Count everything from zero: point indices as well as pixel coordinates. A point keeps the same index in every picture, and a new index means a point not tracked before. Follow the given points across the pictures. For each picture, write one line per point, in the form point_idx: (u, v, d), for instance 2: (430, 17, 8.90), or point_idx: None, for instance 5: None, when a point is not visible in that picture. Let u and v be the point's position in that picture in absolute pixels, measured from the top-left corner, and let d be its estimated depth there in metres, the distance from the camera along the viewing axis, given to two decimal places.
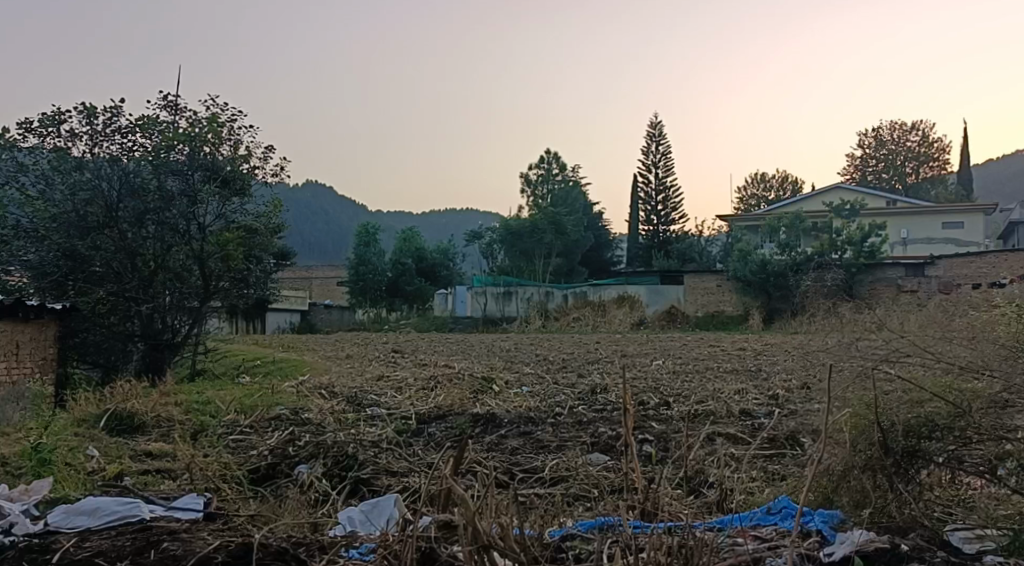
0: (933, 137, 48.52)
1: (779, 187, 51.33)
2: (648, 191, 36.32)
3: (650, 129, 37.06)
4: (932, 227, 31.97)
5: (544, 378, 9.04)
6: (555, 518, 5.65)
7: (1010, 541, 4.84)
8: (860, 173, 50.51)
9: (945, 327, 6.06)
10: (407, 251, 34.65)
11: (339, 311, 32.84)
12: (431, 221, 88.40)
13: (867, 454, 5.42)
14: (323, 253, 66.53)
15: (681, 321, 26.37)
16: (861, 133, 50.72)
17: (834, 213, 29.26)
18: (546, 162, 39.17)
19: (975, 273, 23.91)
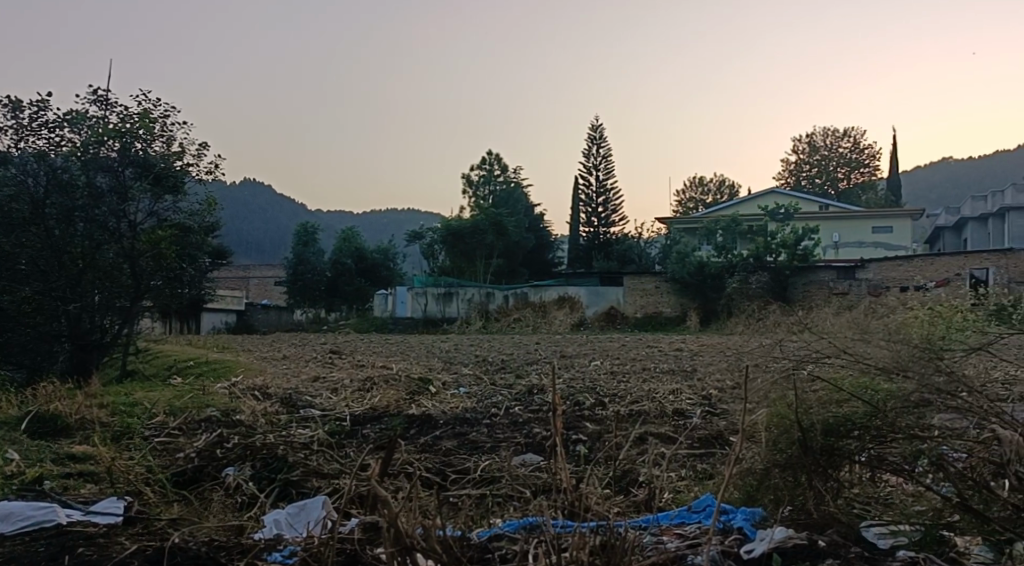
0: (863, 144, 50.07)
1: (717, 191, 52.30)
2: (589, 193, 36.74)
3: (591, 132, 37.39)
4: (863, 231, 32.66)
5: (482, 379, 9.07)
6: (484, 519, 5.70)
7: (921, 536, 5.11)
8: (795, 177, 51.68)
9: (865, 329, 6.24)
10: (347, 251, 34.41)
11: (276, 312, 32.49)
12: (374, 220, 88.11)
13: (788, 453, 5.58)
14: (260, 252, 66.19)
15: (620, 321, 26.60)
16: (795, 139, 51.91)
17: (770, 216, 29.83)
18: (489, 162, 39.41)
19: (903, 277, 24.70)
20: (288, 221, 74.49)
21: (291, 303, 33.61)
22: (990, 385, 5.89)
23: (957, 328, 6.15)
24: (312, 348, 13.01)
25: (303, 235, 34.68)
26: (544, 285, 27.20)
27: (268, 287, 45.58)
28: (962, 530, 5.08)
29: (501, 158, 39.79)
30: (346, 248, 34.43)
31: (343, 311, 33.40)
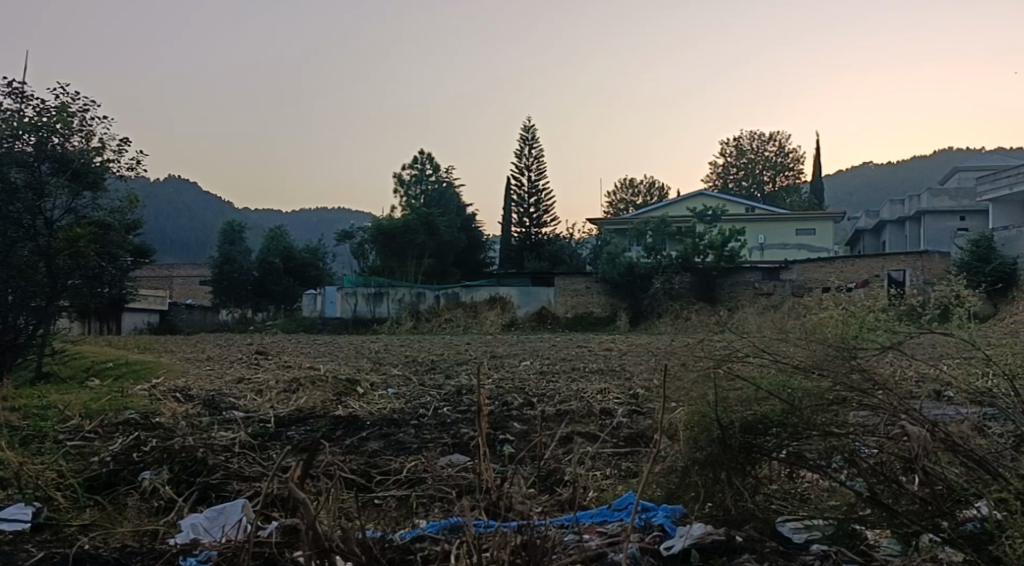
0: (788, 148, 51.40)
1: (647, 193, 53.03)
2: (520, 194, 36.79)
3: (523, 132, 37.55)
4: (787, 233, 33.43)
5: (410, 380, 9.01)
6: (408, 520, 5.66)
7: (834, 530, 5.23)
8: (723, 180, 52.63)
9: (783, 330, 6.38)
10: (274, 250, 33.89)
11: (201, 312, 31.81)
12: (305, 219, 87.04)
13: (707, 451, 5.68)
14: (184, 251, 64.72)
15: (551, 322, 26.71)
16: (723, 143, 52.97)
17: (698, 217, 30.34)
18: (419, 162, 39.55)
19: (824, 277, 25.48)
20: (215, 220, 73.02)
21: (218, 303, 32.94)
22: (901, 384, 6.11)
23: (869, 327, 6.33)
24: (232, 348, 12.84)
25: (231, 233, 34.02)
26: (476, 285, 27.13)
27: (192, 286, 44.60)
28: (874, 524, 5.24)
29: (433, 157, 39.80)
30: (275, 247, 33.93)
31: (271, 312, 32.82)
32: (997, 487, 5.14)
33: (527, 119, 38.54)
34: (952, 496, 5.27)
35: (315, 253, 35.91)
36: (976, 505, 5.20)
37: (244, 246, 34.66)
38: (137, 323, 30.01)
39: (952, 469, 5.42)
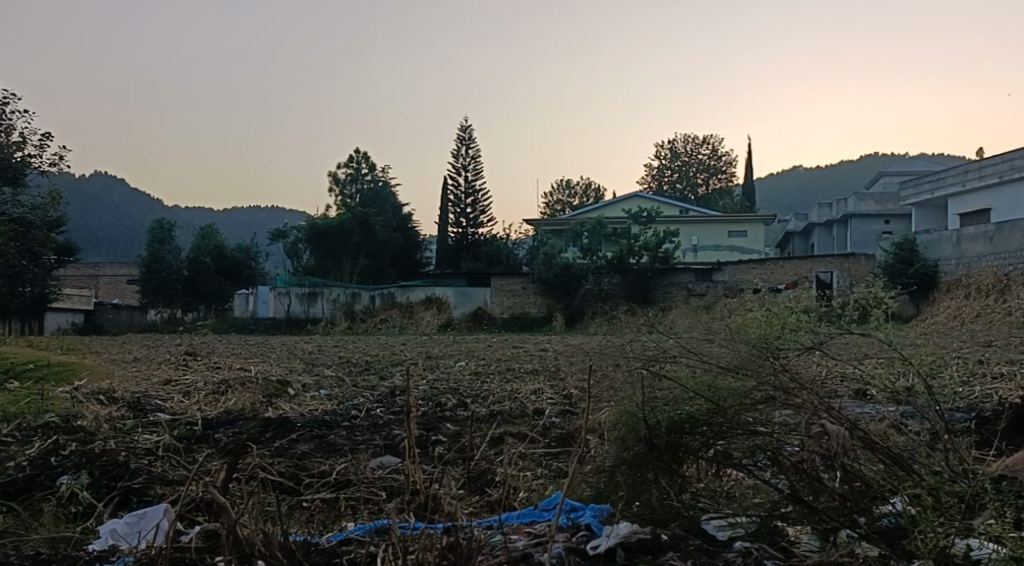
0: (721, 151, 52.45)
1: (583, 194, 53.57)
2: (457, 193, 36.97)
3: (460, 132, 37.49)
4: (720, 235, 34.03)
5: (344, 381, 8.92)
6: (335, 523, 5.58)
7: (756, 527, 5.31)
8: (658, 182, 53.34)
9: (710, 332, 6.51)
10: (206, 249, 33.27)
11: (129, 312, 31.03)
12: (239, 217, 85.79)
13: (634, 450, 5.75)
14: (111, 249, 63.19)
15: (487, 322, 26.68)
16: (658, 145, 53.77)
17: (634, 218, 30.45)
18: (357, 161, 39.86)
19: (756, 278, 26.02)
20: (144, 217, 71.34)
21: (146, 302, 32.15)
22: (823, 383, 6.27)
23: (791, 327, 6.49)
24: (157, 349, 12.66)
25: (161, 232, 33.28)
26: (411, 285, 26.92)
27: (119, 286, 43.59)
28: (794, 520, 5.35)
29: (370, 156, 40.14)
30: (206, 245, 33.32)
31: (201, 311, 32.27)
32: (911, 485, 5.35)
33: (465, 119, 38.55)
34: (870, 492, 5.42)
35: (248, 253, 35.31)
36: (892, 501, 5.37)
37: (174, 244, 33.91)
38: (61, 323, 29.14)
39: (871, 465, 5.59)
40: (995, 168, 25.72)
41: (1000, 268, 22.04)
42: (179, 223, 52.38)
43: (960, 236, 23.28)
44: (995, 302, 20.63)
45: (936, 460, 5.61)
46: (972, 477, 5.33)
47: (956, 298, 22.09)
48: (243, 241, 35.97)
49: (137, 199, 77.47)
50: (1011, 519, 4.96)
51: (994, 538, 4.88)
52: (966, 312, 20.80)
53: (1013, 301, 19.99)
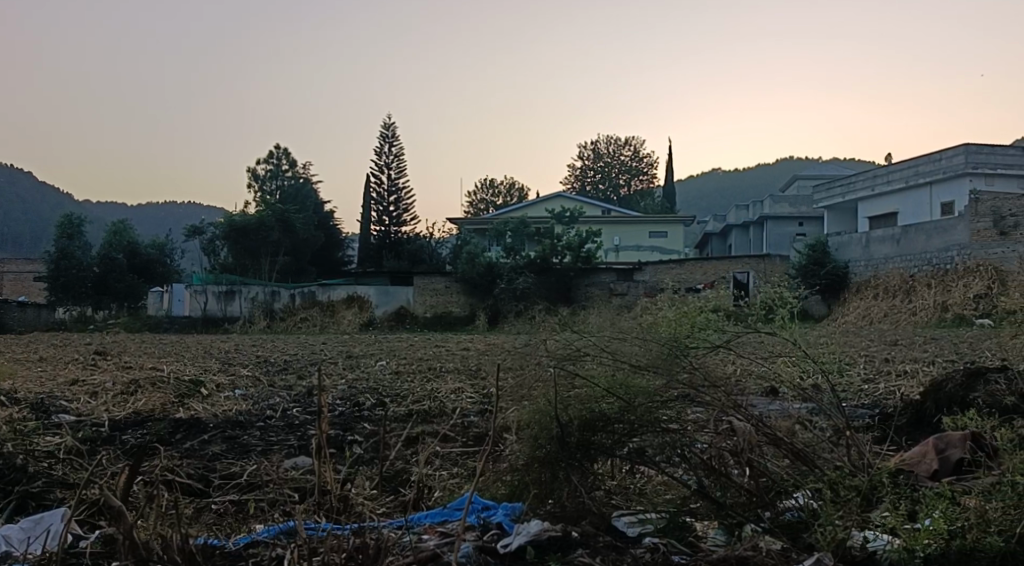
0: (642, 153, 53.35)
1: (507, 194, 53.85)
2: (381, 192, 36.63)
3: (383, 129, 37.24)
4: (641, 235, 34.52)
5: (260, 381, 8.76)
6: (242, 526, 5.46)
7: (665, 523, 5.39)
8: (581, 182, 53.94)
9: (623, 330, 6.60)
10: (118, 245, 32.35)
11: (37, 310, 29.93)
12: (154, 211, 83.58)
13: (546, 449, 5.77)
14: (14, 245, 60.94)
15: (409, 321, 26.54)
16: (581, 146, 54.37)
17: (557, 219, 30.79)
18: (277, 158, 39.47)
19: (675, 278, 26.59)
20: (52, 212, 68.84)
21: (54, 300, 31.03)
22: (733, 381, 6.40)
23: (701, 327, 6.61)
24: (59, 348, 12.29)
25: (72, 227, 32.14)
26: (332, 284, 26.58)
27: (25, 283, 41.97)
28: (703, 516, 5.44)
29: (289, 152, 39.96)
30: (119, 241, 32.43)
31: (113, 309, 31.52)
32: (814, 479, 5.53)
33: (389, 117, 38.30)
34: (775, 488, 5.55)
35: (163, 249, 34.41)
36: (795, 495, 5.50)
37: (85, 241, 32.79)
38: None
39: (777, 461, 5.74)
40: (902, 173, 26.65)
41: (905, 270, 22.68)
42: (89, 218, 50.73)
43: (869, 238, 23.96)
44: (901, 302, 21.55)
45: (838, 455, 5.81)
46: (871, 471, 5.53)
47: (865, 298, 22.93)
48: (157, 237, 35.09)
49: (44, 192, 74.70)
50: (906, 511, 5.15)
51: (889, 529, 5.07)
52: (874, 312, 21.65)
53: (919, 301, 20.89)
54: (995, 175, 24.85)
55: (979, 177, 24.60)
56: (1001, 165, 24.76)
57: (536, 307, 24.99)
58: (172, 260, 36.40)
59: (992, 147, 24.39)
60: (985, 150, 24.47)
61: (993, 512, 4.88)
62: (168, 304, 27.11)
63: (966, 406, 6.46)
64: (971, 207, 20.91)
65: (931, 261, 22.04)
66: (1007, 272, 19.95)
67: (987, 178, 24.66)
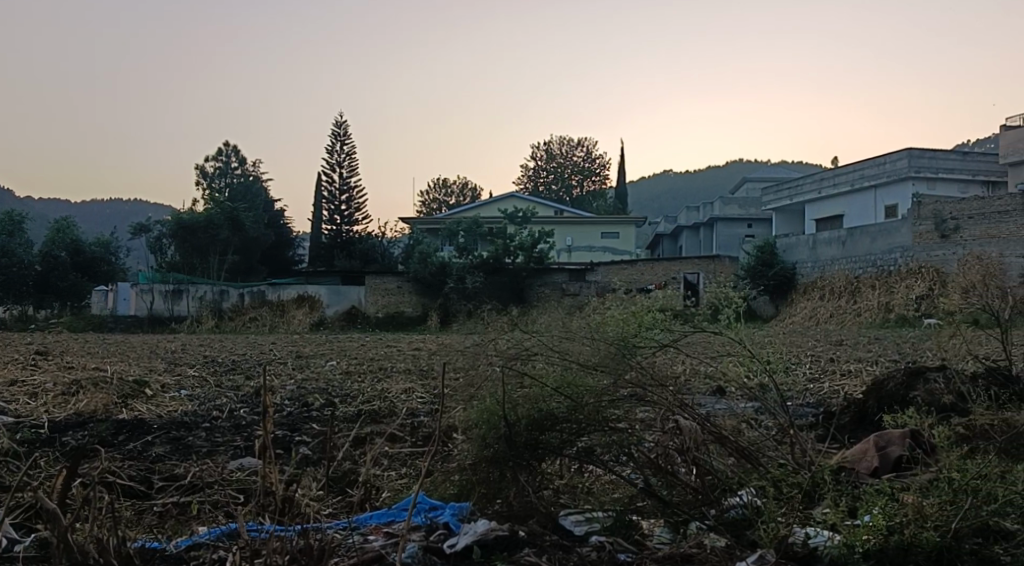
0: (595, 154, 53.70)
1: (460, 193, 53.79)
2: (332, 191, 36.29)
3: (335, 128, 36.93)
4: (594, 236, 34.70)
5: (207, 381, 8.63)
6: (185, 528, 5.36)
7: (611, 522, 5.40)
8: (533, 183, 54.10)
9: (571, 330, 6.64)
10: (61, 243, 31.56)
11: None
12: (99, 208, 81.85)
13: (494, 448, 5.77)
14: None
15: (360, 321, 26.24)
16: (534, 146, 54.52)
17: (510, 219, 30.82)
18: (225, 155, 39.24)
19: (628, 278, 26.93)
20: None
21: None
22: (680, 380, 6.47)
23: (647, 327, 6.67)
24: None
25: (13, 223, 31.27)
26: (282, 283, 26.21)
27: None
28: (649, 514, 5.46)
29: (239, 149, 39.55)
30: (62, 239, 31.72)
31: (55, 308, 30.79)
32: (757, 477, 5.60)
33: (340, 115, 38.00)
34: (720, 485, 5.59)
35: (107, 247, 33.72)
36: (739, 493, 5.56)
37: (26, 238, 31.91)
38: None
39: (722, 459, 5.79)
40: (848, 176, 27.18)
41: (850, 271, 23.10)
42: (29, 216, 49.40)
43: (816, 240, 24.43)
44: (847, 303, 22.02)
45: (782, 452, 5.90)
46: (814, 468, 5.61)
47: (812, 299, 23.36)
48: (102, 235, 34.37)
49: None
50: (846, 507, 5.23)
51: (829, 525, 5.14)
52: (821, 312, 22.17)
53: (864, 302, 21.48)
54: (936, 179, 25.47)
55: (922, 181, 25.19)
56: (943, 170, 25.39)
57: (487, 307, 24.94)
58: (118, 258, 35.70)
59: (933, 151, 25.03)
60: (927, 154, 25.11)
61: (930, 508, 4.97)
62: (113, 304, 26.58)
63: (906, 404, 6.61)
64: (913, 210, 21.34)
65: (875, 263, 22.49)
66: (948, 274, 20.46)
67: (929, 183, 25.25)
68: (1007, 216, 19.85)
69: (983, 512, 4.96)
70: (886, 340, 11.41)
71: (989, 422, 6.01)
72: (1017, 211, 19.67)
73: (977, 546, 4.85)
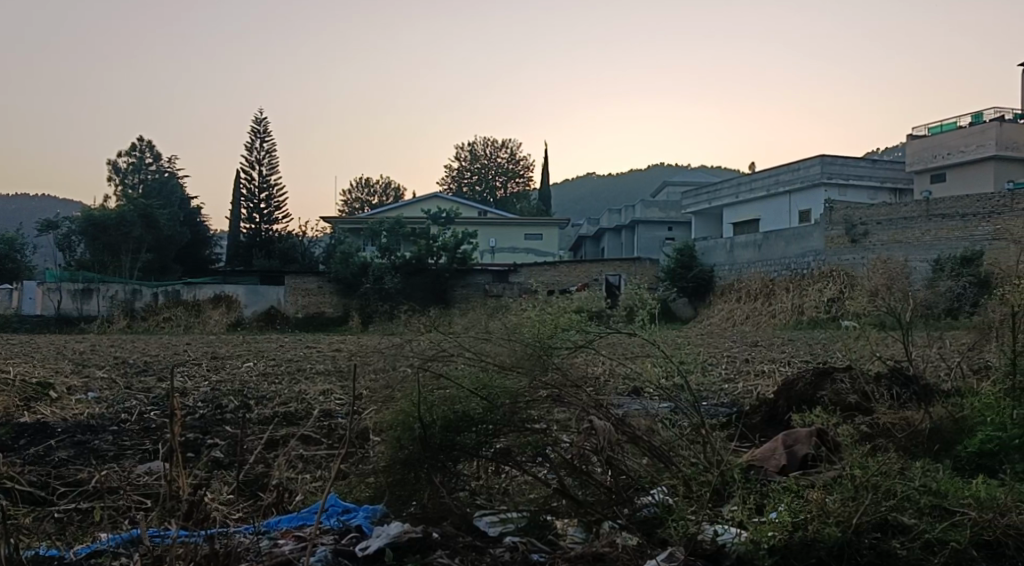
0: (519, 155, 53.94)
1: (383, 193, 53.41)
2: (251, 188, 35.65)
3: (254, 124, 36.23)
4: (517, 237, 34.86)
5: (115, 383, 8.39)
6: (87, 535, 5.17)
7: (526, 522, 5.41)
8: (457, 183, 54.04)
9: (489, 330, 6.66)
10: None
11: None
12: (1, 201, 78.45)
13: (409, 450, 5.74)
14: None
15: (280, 322, 25.85)
16: (458, 147, 54.44)
17: (433, 220, 30.74)
18: (140, 151, 38.13)
19: (550, 280, 27.12)
20: None
21: None
22: (594, 380, 6.56)
23: (563, 328, 6.73)
24: None
25: None
26: (198, 282, 25.61)
27: None
28: (563, 514, 5.46)
29: (155, 145, 38.50)
30: None
31: None
32: (669, 476, 5.67)
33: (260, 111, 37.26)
34: (634, 484, 5.62)
35: (14, 244, 32.44)
36: (652, 491, 5.61)
37: None
38: None
39: (637, 459, 5.85)
40: (764, 181, 27.91)
41: (766, 273, 23.73)
42: None
43: (733, 243, 25.02)
44: (763, 305, 22.63)
45: (694, 451, 5.99)
46: (723, 466, 5.74)
47: (730, 301, 23.94)
48: (7, 233, 32.98)
49: None
50: (753, 505, 5.36)
51: (737, 522, 5.23)
52: (737, 314, 22.76)
53: (778, 304, 22.11)
54: (847, 185, 26.25)
55: (834, 187, 25.96)
56: (853, 177, 26.21)
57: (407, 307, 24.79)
58: (25, 255, 34.35)
59: (844, 159, 25.81)
60: (838, 161, 25.89)
61: (833, 504, 5.11)
62: (17, 302, 25.52)
63: (814, 404, 6.82)
64: (826, 216, 22.06)
65: (789, 267, 23.12)
66: (856, 277, 21.12)
67: (841, 189, 26.02)
68: (912, 221, 20.45)
69: (882, 507, 5.12)
70: (788, 342, 11.72)
71: (890, 421, 6.30)
72: (920, 217, 20.29)
73: (876, 540, 4.98)
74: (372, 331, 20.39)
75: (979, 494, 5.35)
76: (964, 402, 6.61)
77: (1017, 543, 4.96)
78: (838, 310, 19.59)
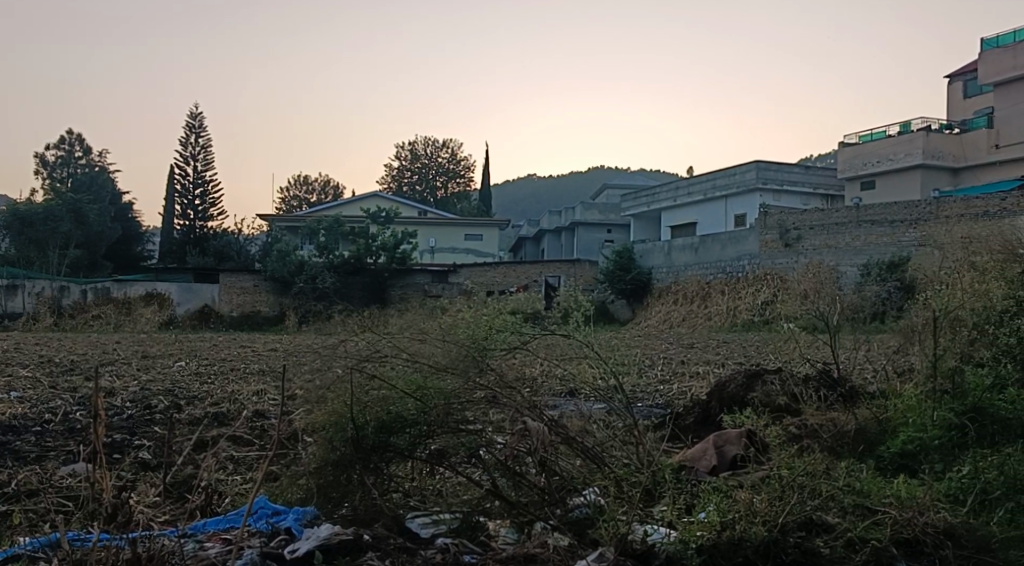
0: (459, 155, 53.77)
1: (322, 191, 52.78)
2: (185, 184, 34.94)
3: (189, 119, 35.48)
4: (456, 237, 34.77)
5: (39, 383, 8.12)
6: (5, 538, 5.00)
7: (458, 523, 5.41)
8: (398, 183, 53.68)
9: (424, 330, 6.62)
10: None
11: None
12: None
13: (341, 451, 5.69)
14: None
15: (213, 320, 25.39)
16: (399, 146, 54.07)
17: (372, 219, 30.50)
18: (69, 143, 37.03)
19: (490, 280, 27.15)
20: None
21: None
22: (529, 381, 6.59)
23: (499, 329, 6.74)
24: None
25: None
26: (128, 280, 25.01)
27: None
28: (496, 515, 5.45)
29: (84, 138, 37.46)
30: None
31: None
32: (601, 476, 5.70)
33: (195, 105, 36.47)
34: (567, 485, 5.64)
35: None
36: (584, 492, 5.63)
37: None
38: None
39: (570, 460, 5.88)
40: (701, 185, 28.36)
41: (702, 276, 24.11)
42: None
43: (671, 247, 25.37)
44: (699, 308, 23.00)
45: (626, 451, 6.04)
46: (654, 467, 5.80)
47: (667, 303, 24.27)
48: None
49: None
50: (682, 505, 5.43)
51: (666, 522, 5.28)
52: (674, 317, 23.14)
53: (714, 306, 22.52)
54: (782, 191, 26.88)
55: (768, 192, 26.53)
56: (787, 183, 26.83)
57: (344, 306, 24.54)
58: None
59: (779, 165, 26.44)
60: (773, 167, 26.50)
61: (760, 503, 5.19)
62: None
63: (744, 405, 6.94)
64: (761, 220, 22.56)
65: (724, 270, 23.52)
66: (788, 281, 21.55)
67: (776, 194, 26.63)
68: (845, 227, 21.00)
69: (807, 507, 5.21)
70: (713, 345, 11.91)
71: (818, 422, 6.46)
72: (851, 223, 20.82)
73: (800, 538, 5.04)
74: (306, 332, 20.15)
75: (900, 494, 5.49)
76: (887, 403, 6.82)
77: (935, 540, 5.06)
78: (772, 313, 19.99)
